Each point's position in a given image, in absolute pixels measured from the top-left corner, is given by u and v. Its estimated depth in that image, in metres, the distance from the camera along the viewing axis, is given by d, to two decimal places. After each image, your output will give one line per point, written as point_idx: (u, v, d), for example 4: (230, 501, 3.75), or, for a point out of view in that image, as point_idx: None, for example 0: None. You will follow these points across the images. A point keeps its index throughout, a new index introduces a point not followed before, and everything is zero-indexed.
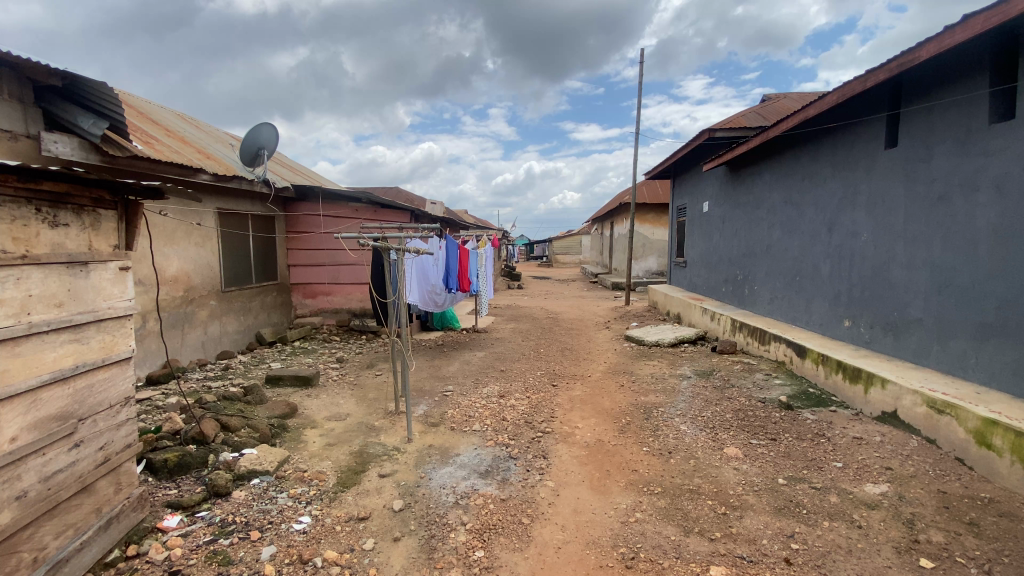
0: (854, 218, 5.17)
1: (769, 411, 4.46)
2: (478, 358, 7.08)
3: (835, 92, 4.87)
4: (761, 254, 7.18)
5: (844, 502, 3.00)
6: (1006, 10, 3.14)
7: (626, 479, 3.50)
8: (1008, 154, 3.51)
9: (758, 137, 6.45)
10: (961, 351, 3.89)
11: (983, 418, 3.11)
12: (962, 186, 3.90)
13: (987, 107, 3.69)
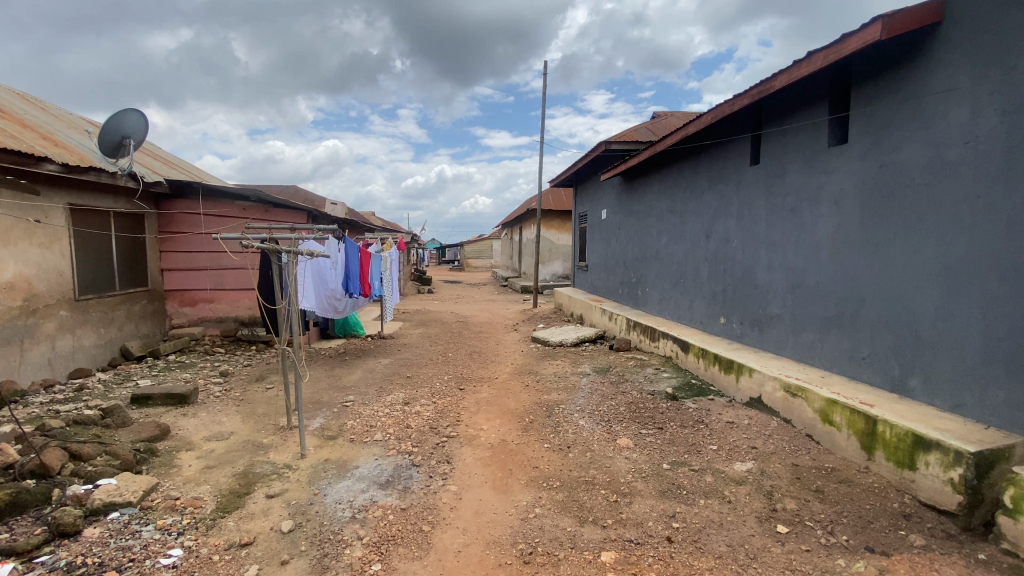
0: (726, 226, 5.79)
1: (658, 402, 4.83)
2: (382, 365, 6.83)
3: (709, 114, 5.43)
4: (652, 258, 7.76)
5: (717, 480, 3.32)
6: (840, 50, 3.73)
7: (527, 476, 3.58)
8: (843, 173, 4.15)
9: (647, 151, 6.97)
10: (810, 342, 4.51)
11: (826, 399, 3.63)
12: (809, 199, 4.54)
13: (827, 131, 4.33)
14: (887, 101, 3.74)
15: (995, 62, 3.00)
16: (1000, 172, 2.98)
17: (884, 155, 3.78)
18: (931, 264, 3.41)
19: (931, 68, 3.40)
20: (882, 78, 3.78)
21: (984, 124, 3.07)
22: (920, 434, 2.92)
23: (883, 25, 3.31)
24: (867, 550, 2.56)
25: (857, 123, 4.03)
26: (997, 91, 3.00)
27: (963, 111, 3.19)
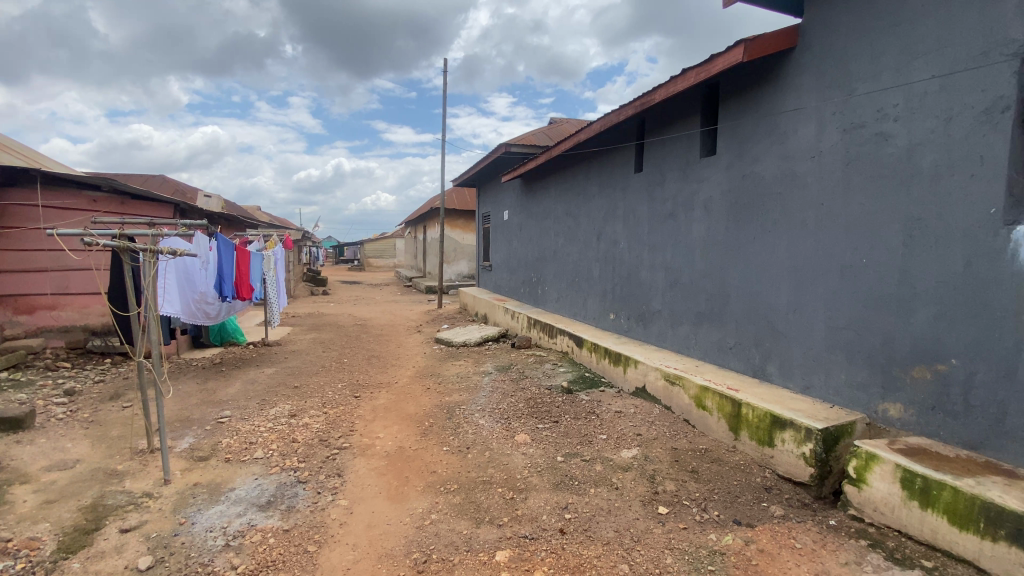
0: (615, 228, 6.16)
1: (554, 396, 5.00)
2: (266, 375, 6.27)
3: (598, 121, 5.72)
4: (550, 258, 8.03)
5: (606, 468, 3.51)
6: (708, 69, 4.13)
7: (423, 482, 3.50)
8: (713, 182, 4.61)
9: (543, 154, 7.18)
10: (685, 334, 4.95)
11: (699, 386, 4.00)
12: (684, 204, 4.97)
13: (699, 143, 4.77)
14: (748, 119, 4.21)
15: (833, 88, 3.51)
16: (838, 184, 3.49)
17: (746, 166, 4.25)
18: (784, 263, 3.90)
19: (783, 90, 3.89)
20: (744, 97, 4.25)
21: (825, 142, 3.57)
22: (777, 415, 3.31)
23: (745, 48, 3.71)
24: (735, 523, 2.85)
25: (723, 136, 4.50)
26: (835, 114, 3.50)
27: (809, 130, 3.69)
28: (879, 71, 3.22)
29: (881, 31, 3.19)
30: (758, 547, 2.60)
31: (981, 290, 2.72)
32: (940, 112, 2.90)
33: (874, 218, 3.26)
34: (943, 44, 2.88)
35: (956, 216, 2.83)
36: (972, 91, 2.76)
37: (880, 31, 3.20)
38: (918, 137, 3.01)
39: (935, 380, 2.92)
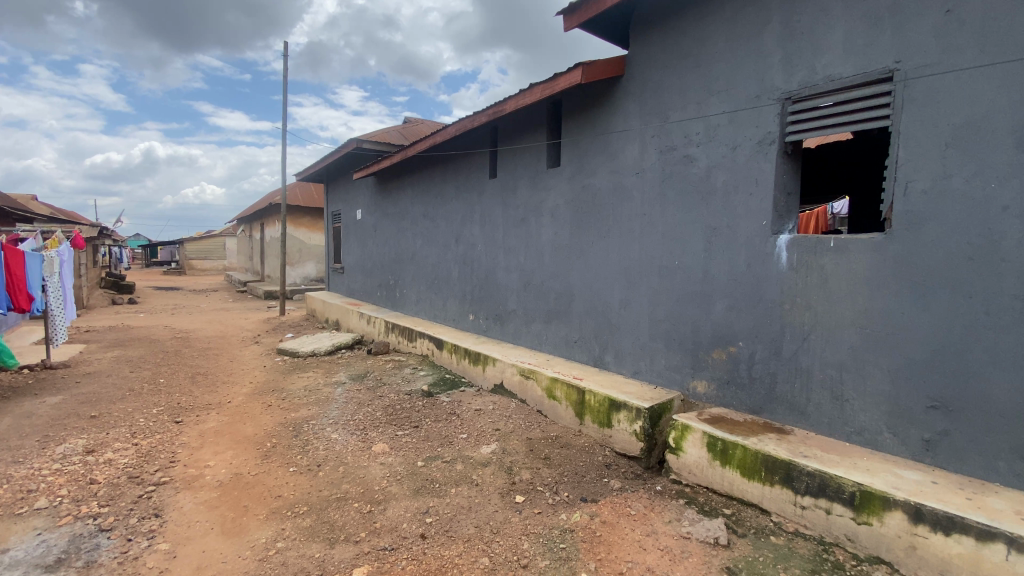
0: (471, 231, 6.30)
1: (413, 401, 4.91)
2: (48, 406, 5.02)
3: (452, 126, 5.80)
4: (407, 260, 7.87)
5: (466, 467, 3.58)
6: (552, 86, 4.46)
7: (267, 508, 3.15)
8: (558, 190, 4.99)
9: (399, 154, 7.04)
10: (537, 331, 5.28)
11: (550, 377, 4.30)
12: (533, 210, 5.31)
13: (546, 153, 5.13)
14: (587, 135, 4.66)
15: (653, 114, 4.07)
16: (657, 198, 4.06)
17: (585, 178, 4.70)
18: (617, 264, 4.40)
19: (615, 111, 4.39)
20: (583, 114, 4.69)
21: (647, 160, 4.13)
22: (614, 399, 3.72)
23: (583, 71, 4.10)
24: (582, 501, 3.13)
25: (566, 149, 4.90)
26: (655, 137, 4.07)
27: (635, 149, 4.23)
28: (686, 102, 3.83)
29: (687, 69, 3.81)
30: (601, 519, 2.89)
31: (757, 286, 3.42)
32: (729, 142, 3.56)
33: (683, 226, 3.87)
34: (730, 85, 3.55)
35: (740, 227, 3.51)
36: (750, 126, 3.44)
37: (686, 69, 3.81)
38: (714, 161, 3.66)
39: (729, 359, 3.58)
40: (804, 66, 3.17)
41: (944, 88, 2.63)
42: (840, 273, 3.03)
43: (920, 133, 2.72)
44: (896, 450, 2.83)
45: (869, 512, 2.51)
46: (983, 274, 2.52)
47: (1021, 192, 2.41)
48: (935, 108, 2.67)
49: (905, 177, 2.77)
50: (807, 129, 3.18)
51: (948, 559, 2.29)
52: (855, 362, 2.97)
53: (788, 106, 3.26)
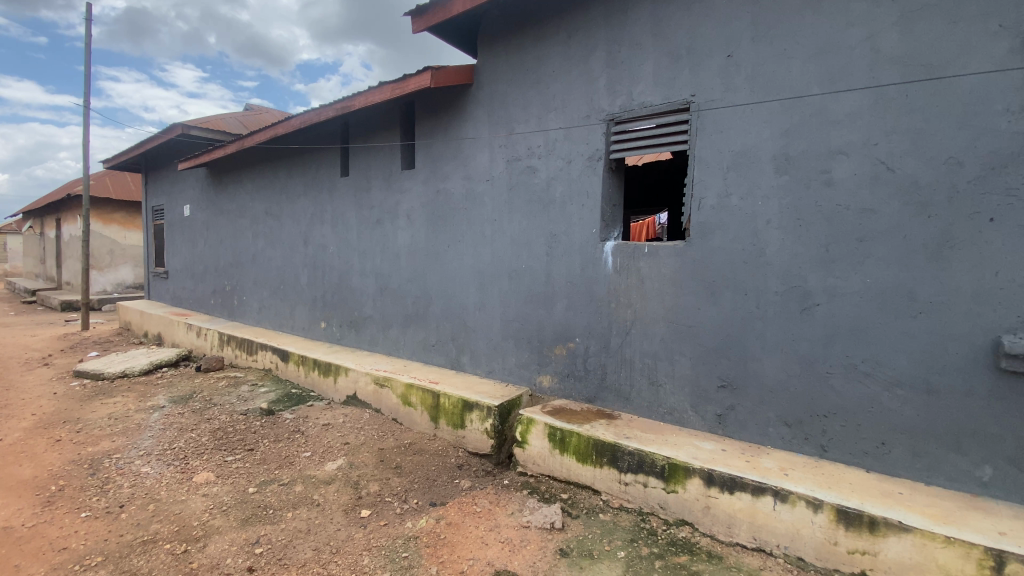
0: (321, 231, 5.91)
1: (250, 421, 4.43)
2: None
3: (297, 118, 5.38)
4: (247, 263, 7.10)
5: (307, 487, 3.33)
6: (402, 87, 4.39)
7: (44, 567, 2.57)
8: (412, 193, 4.93)
9: (235, 144, 6.32)
10: (394, 336, 5.15)
11: (404, 384, 4.21)
12: (387, 212, 5.17)
13: (399, 155, 5.03)
14: (439, 138, 4.67)
15: (500, 124, 4.24)
16: (505, 204, 4.24)
17: (438, 182, 4.71)
18: (470, 268, 4.48)
19: (465, 118, 4.48)
20: (435, 118, 4.70)
21: (495, 168, 4.29)
22: (466, 400, 3.78)
23: (432, 75, 4.11)
24: (430, 506, 3.11)
25: (418, 152, 4.87)
26: (502, 145, 4.24)
27: (484, 156, 4.35)
28: (529, 115, 4.06)
29: (529, 84, 4.04)
30: (447, 521, 2.90)
31: (590, 287, 3.76)
32: (566, 155, 3.86)
33: (528, 231, 4.09)
34: (566, 103, 3.85)
35: (575, 233, 3.82)
36: (582, 142, 3.77)
37: (528, 84, 4.05)
38: (554, 171, 3.93)
39: (570, 355, 3.87)
40: (624, 92, 3.57)
41: (726, 120, 3.16)
42: (655, 275, 3.46)
43: (710, 157, 3.22)
44: (698, 424, 3.31)
45: (676, 481, 2.90)
46: (754, 274, 3.07)
47: (777, 209, 2.98)
48: (720, 137, 3.18)
49: (700, 194, 3.27)
50: (627, 148, 3.59)
51: (733, 514, 2.73)
52: (667, 352, 3.42)
53: (612, 126, 3.65)
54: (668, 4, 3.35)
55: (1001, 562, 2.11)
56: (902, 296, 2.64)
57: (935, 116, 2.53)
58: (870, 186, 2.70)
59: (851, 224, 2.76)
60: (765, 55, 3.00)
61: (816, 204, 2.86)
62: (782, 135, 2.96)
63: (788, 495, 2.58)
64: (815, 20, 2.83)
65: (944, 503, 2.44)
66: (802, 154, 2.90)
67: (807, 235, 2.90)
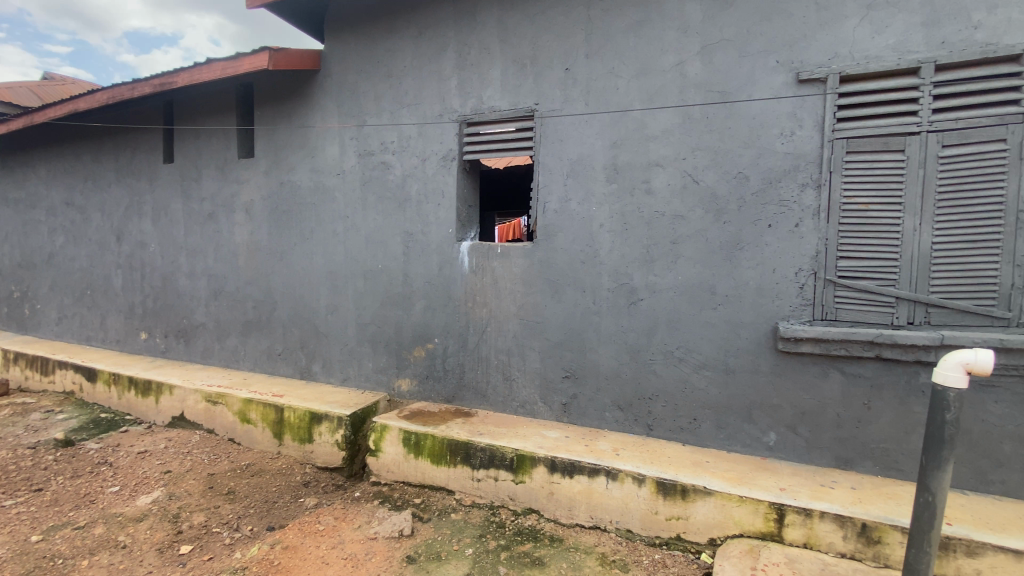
0: (141, 227, 5.10)
1: (38, 457, 3.67)
2: None
3: (104, 93, 4.58)
4: (42, 264, 5.88)
5: (111, 528, 2.86)
6: (235, 66, 3.95)
7: None
8: (252, 185, 4.48)
9: (20, 119, 5.20)
10: (233, 346, 4.64)
11: (242, 399, 3.81)
12: (224, 207, 4.62)
13: (237, 143, 4.52)
14: (283, 127, 4.30)
15: (350, 117, 4.03)
16: (357, 201, 4.04)
17: (282, 174, 4.34)
18: (321, 268, 4.21)
19: (313, 108, 4.17)
20: (278, 105, 4.31)
21: (346, 162, 4.06)
22: (313, 411, 3.54)
23: (269, 56, 3.76)
24: (267, 531, 2.85)
25: (261, 141, 4.43)
26: (352, 139, 4.04)
27: (334, 149, 4.11)
28: (381, 111, 3.91)
29: (381, 78, 3.89)
30: (283, 545, 2.69)
31: (445, 287, 3.75)
32: (418, 153, 3.80)
33: (382, 230, 3.95)
34: (418, 100, 3.78)
35: (430, 232, 3.78)
36: (434, 141, 3.74)
37: (378, 77, 3.90)
38: (406, 169, 3.84)
39: (426, 356, 3.83)
40: (474, 94, 3.61)
41: (565, 129, 3.35)
42: (506, 274, 3.57)
43: (552, 163, 3.40)
44: (547, 415, 3.49)
45: (523, 471, 3.02)
46: (591, 273, 3.32)
47: (609, 213, 3.25)
48: (561, 144, 3.37)
49: (544, 197, 3.43)
50: (478, 150, 3.64)
51: (573, 496, 2.92)
52: (518, 348, 3.55)
53: (464, 128, 3.67)
54: (512, 11, 3.45)
55: (781, 513, 2.49)
56: (705, 291, 3.04)
57: (728, 136, 2.94)
58: (681, 195, 3.06)
59: (667, 228, 3.10)
60: (597, 71, 3.24)
61: (640, 210, 3.17)
62: (612, 146, 3.22)
63: (618, 473, 2.82)
64: (637, 43, 3.13)
65: (740, 467, 2.84)
66: (628, 163, 3.19)
67: (634, 238, 3.19)
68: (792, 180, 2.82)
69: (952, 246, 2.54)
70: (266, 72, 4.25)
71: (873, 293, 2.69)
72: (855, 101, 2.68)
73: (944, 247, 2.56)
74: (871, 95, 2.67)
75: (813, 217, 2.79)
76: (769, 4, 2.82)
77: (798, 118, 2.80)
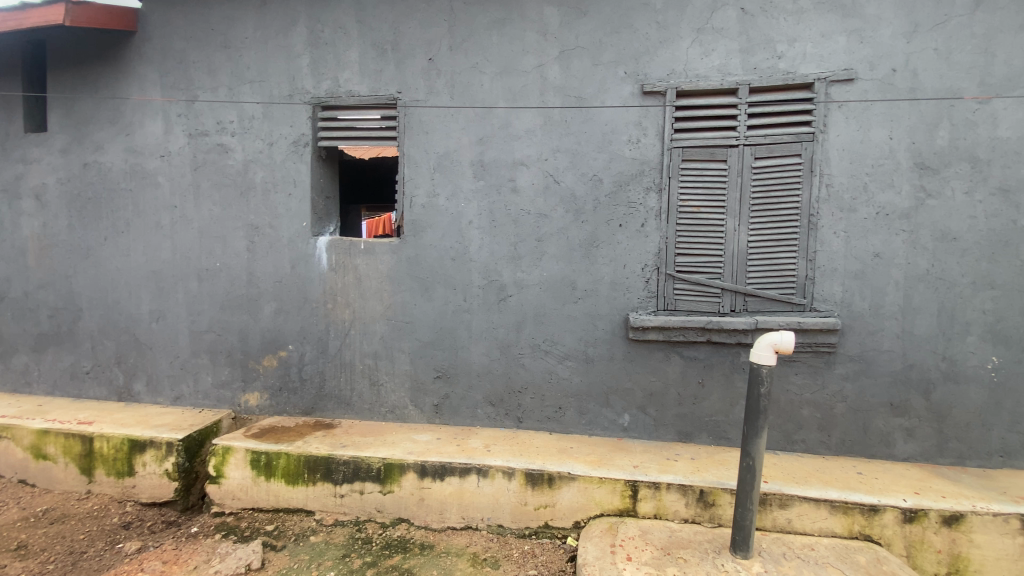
0: None
1: None
2: None
3: None
4: None
5: None
6: (20, 19, 3.17)
7: None
8: (44, 166, 3.62)
9: None
10: (22, 366, 3.74)
11: (34, 431, 3.08)
12: (2, 191, 3.68)
13: (21, 113, 3.63)
14: (86, 96, 3.54)
15: (178, 90, 3.45)
16: (188, 189, 3.48)
17: (87, 154, 3.57)
18: (143, 268, 3.56)
19: (127, 77, 3.50)
20: (79, 69, 3.54)
21: (173, 144, 3.48)
22: (134, 438, 2.99)
23: (65, 11, 3.06)
24: None
25: (55, 112, 3.60)
26: (180, 116, 3.46)
27: (156, 127, 3.49)
28: (218, 86, 3.40)
29: (216, 48, 3.39)
30: None
31: (301, 287, 3.41)
32: (265, 137, 3.39)
33: (222, 224, 3.46)
34: (263, 78, 3.37)
35: (281, 227, 3.41)
36: (284, 124, 3.37)
37: (213, 47, 3.39)
38: (251, 154, 3.41)
39: (280, 365, 3.46)
40: (329, 76, 3.32)
41: (429, 122, 3.24)
42: (370, 272, 3.35)
43: (417, 155, 3.27)
44: (417, 418, 3.37)
45: (391, 480, 2.87)
46: (460, 270, 3.26)
47: (476, 209, 3.22)
48: (425, 137, 3.25)
49: (409, 191, 3.29)
50: (336, 137, 3.36)
51: (443, 498, 2.85)
52: (385, 350, 3.37)
53: (318, 112, 3.36)
54: None
55: (635, 490, 2.69)
56: (567, 286, 3.17)
57: (584, 139, 3.09)
58: (545, 193, 3.14)
59: (533, 226, 3.17)
60: (461, 64, 3.18)
61: (506, 207, 3.19)
62: (478, 142, 3.19)
63: (488, 470, 2.81)
64: (499, 41, 3.13)
65: (601, 450, 3.01)
66: (494, 160, 3.18)
67: (501, 235, 3.21)
68: (639, 183, 3.06)
69: (763, 245, 2.97)
70: (63, 28, 3.47)
71: (705, 286, 3.03)
72: (689, 114, 2.99)
73: (757, 246, 2.97)
74: (701, 109, 2.99)
75: (657, 217, 3.06)
76: (618, 17, 3.01)
77: (644, 126, 3.04)
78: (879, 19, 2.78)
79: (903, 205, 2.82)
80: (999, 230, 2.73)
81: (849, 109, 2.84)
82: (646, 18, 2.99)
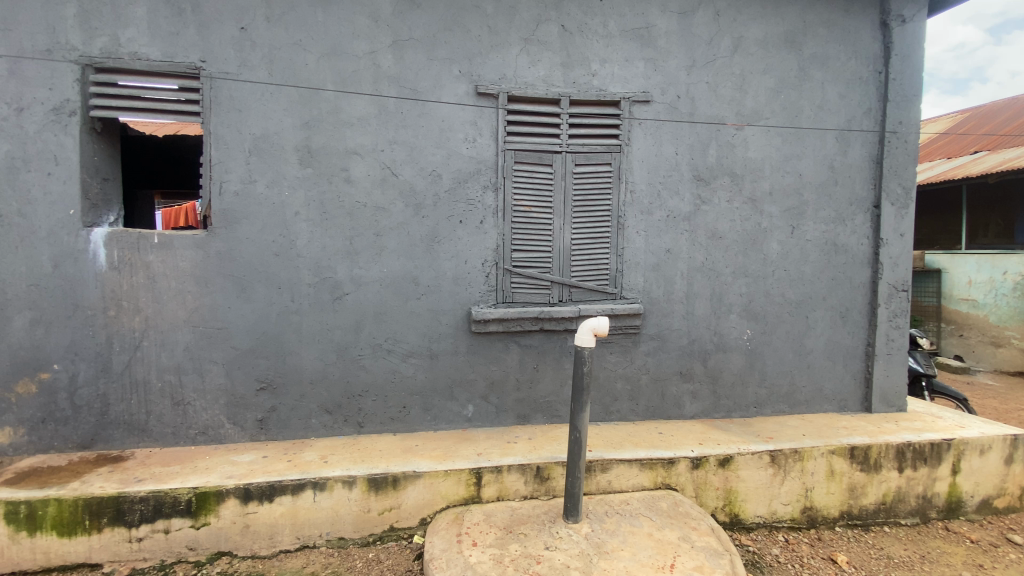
0: None
1: None
2: None
3: None
4: None
5: None
6: None
7: None
8: None
9: None
10: None
11: None
12: None
13: None
14: None
15: None
16: None
17: None
18: None
19: None
20: None
21: None
22: None
23: None
24: None
25: None
26: None
27: None
28: None
29: None
30: None
31: (71, 291, 2.74)
32: (9, 99, 2.64)
33: None
34: (6, 23, 2.62)
35: (37, 215, 2.69)
36: (39, 85, 2.67)
37: None
38: None
39: (41, 390, 2.74)
40: (107, 32, 2.72)
41: (243, 100, 2.87)
42: (170, 271, 2.85)
43: (228, 136, 2.87)
44: (238, 437, 2.98)
45: (206, 512, 2.48)
46: (286, 267, 2.97)
47: (305, 200, 2.96)
48: (238, 117, 2.87)
49: (219, 176, 2.87)
50: (117, 107, 2.76)
51: (274, 521, 2.57)
52: (193, 362, 2.90)
53: (91, 74, 2.73)
54: None
55: (478, 477, 2.78)
56: (409, 282, 3.12)
57: (421, 133, 3.07)
58: (381, 186, 3.04)
59: (370, 219, 3.04)
60: (281, 39, 2.88)
61: (339, 199, 3.00)
62: (303, 126, 2.94)
63: (325, 482, 2.61)
64: (326, 20, 2.92)
65: (445, 444, 3.04)
66: (323, 148, 2.96)
67: (334, 228, 3.00)
68: (476, 182, 3.16)
69: (584, 241, 3.31)
70: None
71: (537, 279, 3.27)
72: (519, 118, 3.18)
73: (579, 242, 3.30)
74: (530, 114, 3.21)
75: (494, 215, 3.19)
76: (450, 16, 3.05)
77: (478, 126, 3.14)
78: (667, 52, 3.31)
79: (686, 209, 3.41)
80: (750, 231, 3.49)
81: (647, 126, 3.33)
82: (478, 20, 3.08)
